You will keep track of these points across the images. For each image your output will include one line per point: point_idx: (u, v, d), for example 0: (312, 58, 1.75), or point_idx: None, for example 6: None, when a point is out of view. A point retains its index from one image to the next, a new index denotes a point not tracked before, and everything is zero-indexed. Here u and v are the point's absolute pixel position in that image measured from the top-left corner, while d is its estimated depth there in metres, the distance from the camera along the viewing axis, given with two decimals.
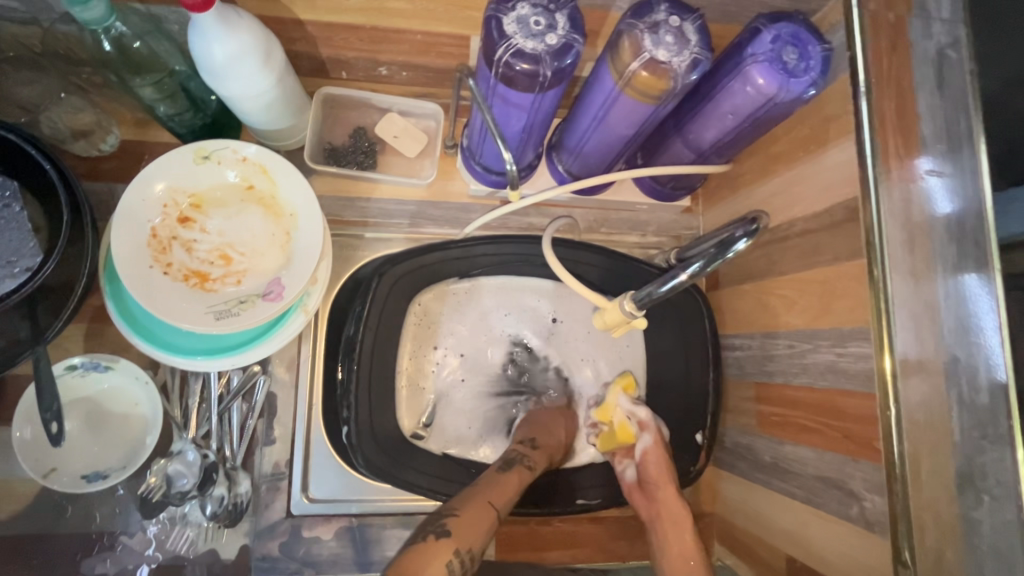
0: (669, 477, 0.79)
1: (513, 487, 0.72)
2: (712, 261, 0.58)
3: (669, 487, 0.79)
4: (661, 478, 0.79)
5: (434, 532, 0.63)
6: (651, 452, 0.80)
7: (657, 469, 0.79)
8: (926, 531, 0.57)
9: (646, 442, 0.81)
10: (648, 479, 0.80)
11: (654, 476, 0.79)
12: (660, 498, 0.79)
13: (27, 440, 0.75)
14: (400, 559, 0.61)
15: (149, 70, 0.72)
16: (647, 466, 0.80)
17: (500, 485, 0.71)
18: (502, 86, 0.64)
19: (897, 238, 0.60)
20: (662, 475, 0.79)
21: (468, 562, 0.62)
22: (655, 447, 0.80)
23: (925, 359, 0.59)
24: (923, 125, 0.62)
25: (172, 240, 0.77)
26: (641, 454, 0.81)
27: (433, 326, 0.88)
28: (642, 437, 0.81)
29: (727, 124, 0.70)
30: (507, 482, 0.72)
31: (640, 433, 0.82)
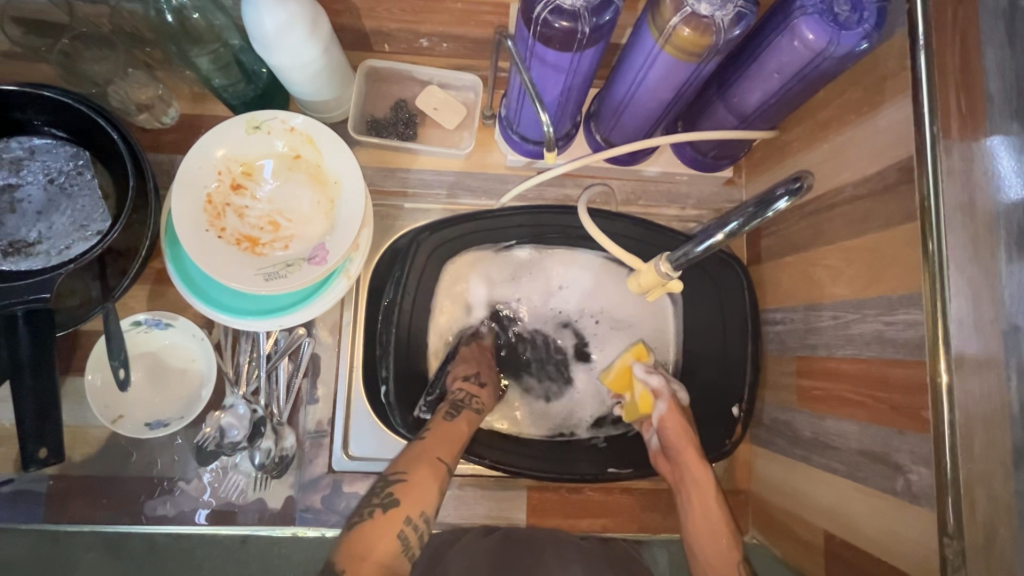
0: (690, 442, 0.78)
1: (457, 439, 0.75)
2: (751, 220, 0.56)
3: (693, 453, 0.77)
4: (683, 443, 0.78)
5: (381, 505, 0.66)
6: (669, 419, 0.78)
7: (675, 435, 0.78)
8: (976, 505, 0.54)
9: (662, 411, 0.79)
10: (670, 445, 0.78)
11: (676, 442, 0.78)
12: (686, 465, 0.77)
13: (98, 385, 0.81)
14: (354, 535, 0.64)
15: (205, 42, 0.78)
16: (669, 431, 0.78)
17: (444, 440, 0.74)
18: (540, 46, 0.64)
19: (955, 201, 0.57)
20: (683, 440, 0.78)
21: (420, 525, 0.67)
22: (671, 415, 0.79)
23: (982, 328, 0.56)
24: (989, 82, 0.57)
25: (226, 206, 0.81)
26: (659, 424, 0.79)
27: (465, 302, 0.90)
28: (658, 407, 0.79)
29: (773, 84, 0.68)
30: (453, 436, 0.75)
31: (656, 403, 0.80)
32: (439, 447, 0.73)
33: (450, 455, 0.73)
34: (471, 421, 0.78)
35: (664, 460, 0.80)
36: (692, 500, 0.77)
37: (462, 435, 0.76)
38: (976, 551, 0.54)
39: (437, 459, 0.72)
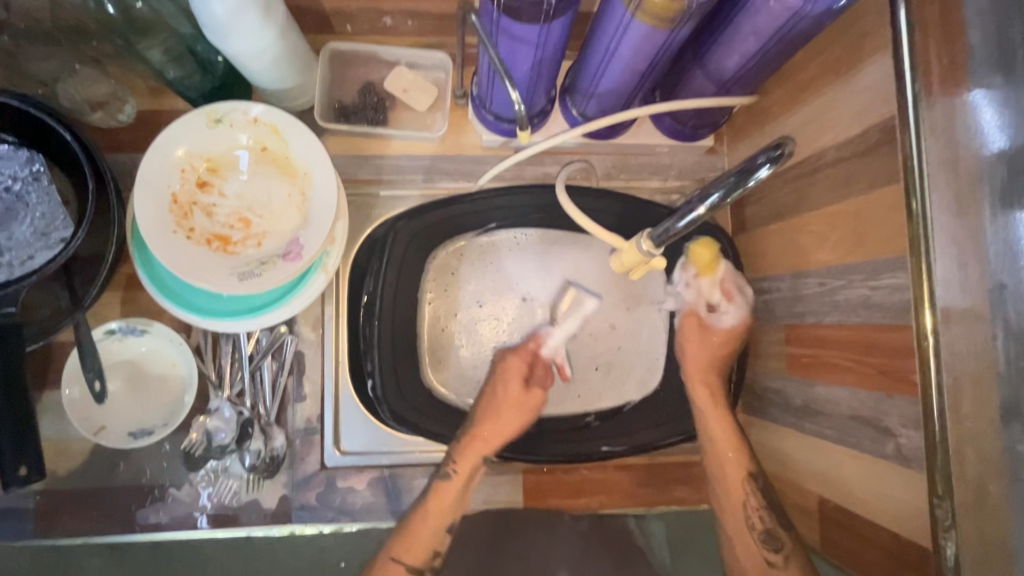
0: (706, 369, 0.83)
1: (426, 538, 0.77)
2: (733, 190, 0.55)
3: (705, 380, 0.83)
4: (700, 360, 0.84)
5: None
6: (741, 320, 0.82)
7: (732, 331, 0.82)
8: (966, 464, 0.55)
9: (739, 309, 0.82)
10: (628, 384, 0.85)
11: (651, 394, 0.85)
12: (701, 386, 0.83)
13: (76, 399, 0.80)
14: None
15: (154, 33, 0.73)
16: (731, 332, 0.82)
17: (407, 541, 0.77)
18: (505, 19, 0.61)
19: (938, 160, 0.55)
20: (716, 347, 0.83)
21: None
22: (682, 330, 0.85)
23: (968, 287, 0.56)
24: (969, 34, 0.55)
25: (193, 205, 0.78)
26: (676, 327, 0.85)
27: (454, 296, 0.87)
28: (742, 309, 0.82)
29: (750, 47, 0.65)
30: (418, 532, 0.78)
31: (744, 304, 0.82)
32: (399, 548, 0.77)
33: (411, 557, 0.76)
34: (443, 503, 0.79)
35: (617, 377, 0.85)
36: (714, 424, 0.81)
37: (428, 527, 0.78)
38: (965, 509, 0.54)
39: (395, 561, 0.76)
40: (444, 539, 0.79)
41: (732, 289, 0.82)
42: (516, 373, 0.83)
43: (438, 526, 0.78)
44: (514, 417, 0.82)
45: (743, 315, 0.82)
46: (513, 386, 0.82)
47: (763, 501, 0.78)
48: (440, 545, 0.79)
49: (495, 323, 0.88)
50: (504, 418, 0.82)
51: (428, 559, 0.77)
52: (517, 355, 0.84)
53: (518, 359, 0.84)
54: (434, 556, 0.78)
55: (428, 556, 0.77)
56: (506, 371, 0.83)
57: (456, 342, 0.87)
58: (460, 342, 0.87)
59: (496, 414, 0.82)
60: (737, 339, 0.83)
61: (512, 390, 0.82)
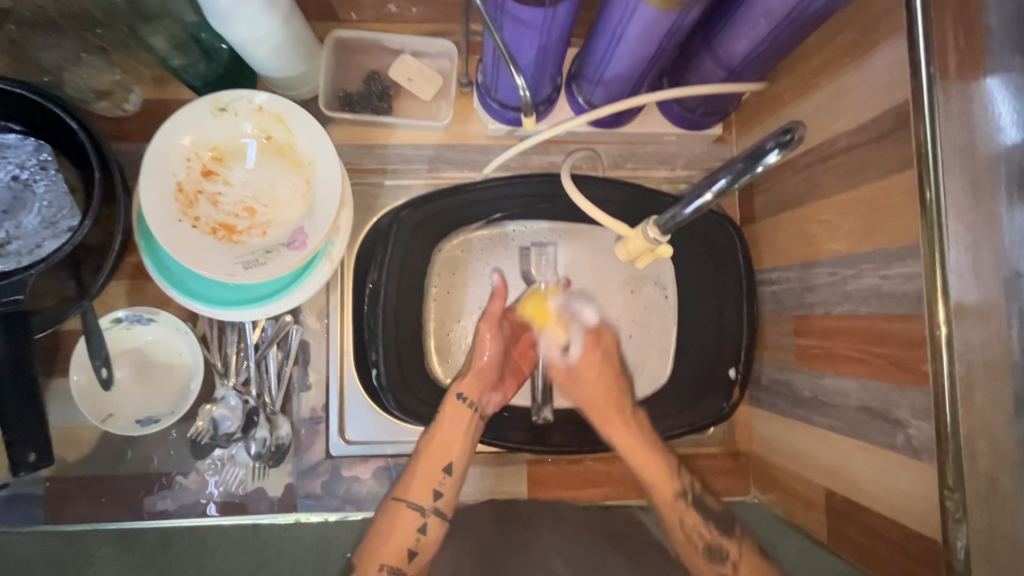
0: (608, 399, 0.82)
1: (427, 476, 0.76)
2: (740, 176, 0.54)
3: (613, 408, 0.81)
4: (603, 384, 0.82)
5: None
6: (587, 344, 0.85)
7: (586, 359, 0.84)
8: (979, 457, 0.54)
9: (579, 336, 0.85)
10: (576, 376, 0.84)
11: (590, 388, 0.82)
12: (616, 416, 0.81)
13: (84, 386, 0.80)
14: None
15: (156, 18, 0.72)
16: (581, 369, 0.83)
17: (410, 482, 0.76)
18: (511, 4, 0.60)
19: (953, 146, 0.54)
20: (592, 382, 0.82)
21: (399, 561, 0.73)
22: (590, 346, 0.84)
23: (983, 276, 0.54)
24: (987, 15, 0.54)
25: (198, 193, 0.78)
26: (578, 347, 0.85)
27: (456, 293, 0.88)
28: (581, 333, 0.86)
29: (761, 31, 0.64)
30: (422, 474, 0.76)
31: (580, 329, 0.86)
32: (400, 490, 0.77)
33: (414, 497, 0.75)
34: (436, 448, 0.77)
35: (566, 375, 0.85)
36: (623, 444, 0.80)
37: (424, 469, 0.77)
38: (977, 502, 0.54)
39: (397, 502, 0.76)
40: (445, 480, 0.77)
41: (569, 322, 0.86)
42: (489, 321, 0.82)
43: (437, 465, 0.77)
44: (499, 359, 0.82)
45: (596, 332, 0.85)
46: (490, 335, 0.81)
47: (690, 495, 0.78)
48: (443, 486, 0.76)
49: None
50: (484, 371, 0.81)
51: (432, 500, 0.76)
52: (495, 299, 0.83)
53: (498, 305, 0.83)
54: (437, 498, 0.76)
55: (432, 496, 0.76)
56: (483, 324, 0.82)
57: (463, 339, 0.88)
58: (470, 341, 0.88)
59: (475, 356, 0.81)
60: (613, 356, 0.84)
61: (490, 342, 0.81)
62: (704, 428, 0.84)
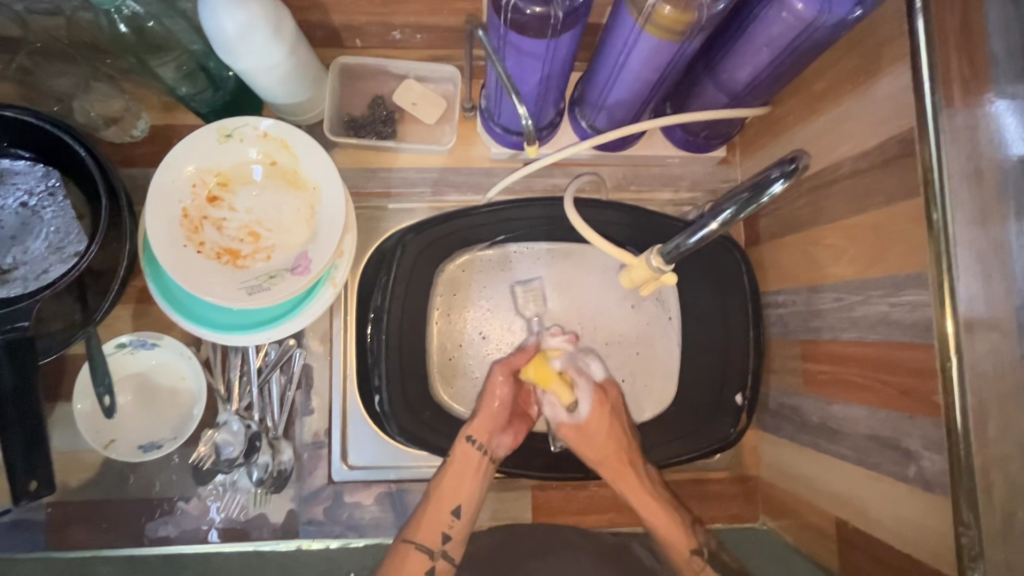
0: (620, 452, 0.78)
1: (434, 521, 0.76)
2: (746, 206, 0.54)
3: (624, 463, 0.78)
4: (608, 441, 0.78)
5: None
6: (596, 402, 0.79)
7: (596, 417, 0.79)
8: (993, 491, 0.52)
9: (588, 393, 0.80)
10: (589, 435, 0.79)
11: (601, 448, 0.78)
12: (627, 473, 0.78)
13: (88, 412, 0.80)
14: None
15: (165, 49, 0.73)
16: (591, 428, 0.78)
17: (420, 522, 0.76)
18: (513, 35, 0.61)
19: (960, 173, 0.54)
20: (598, 441, 0.78)
21: None
22: (599, 403, 0.79)
23: (996, 305, 0.53)
24: (991, 43, 0.54)
25: (203, 219, 0.78)
26: (585, 407, 0.79)
27: (455, 317, 0.87)
28: (589, 390, 0.80)
29: (763, 58, 0.64)
30: (432, 516, 0.76)
31: (589, 385, 0.80)
32: (410, 530, 0.76)
33: (423, 539, 0.74)
34: (447, 492, 0.76)
35: (576, 432, 0.79)
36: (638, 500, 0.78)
37: (434, 510, 0.76)
38: (994, 538, 0.52)
39: (406, 542, 0.75)
40: (453, 523, 0.76)
41: (575, 376, 0.81)
42: (502, 368, 0.80)
43: (444, 505, 0.76)
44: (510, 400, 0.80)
45: (603, 387, 0.81)
46: (503, 380, 0.79)
47: (707, 553, 0.77)
48: (452, 528, 0.76)
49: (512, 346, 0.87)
50: (498, 413, 0.79)
51: (440, 542, 0.75)
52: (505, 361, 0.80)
53: (517, 360, 0.80)
54: (446, 540, 0.75)
55: (440, 538, 0.75)
56: (498, 369, 0.80)
57: (464, 364, 0.87)
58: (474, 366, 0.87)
59: (487, 400, 0.79)
60: (619, 410, 0.81)
61: (502, 385, 0.79)
62: (712, 454, 0.83)
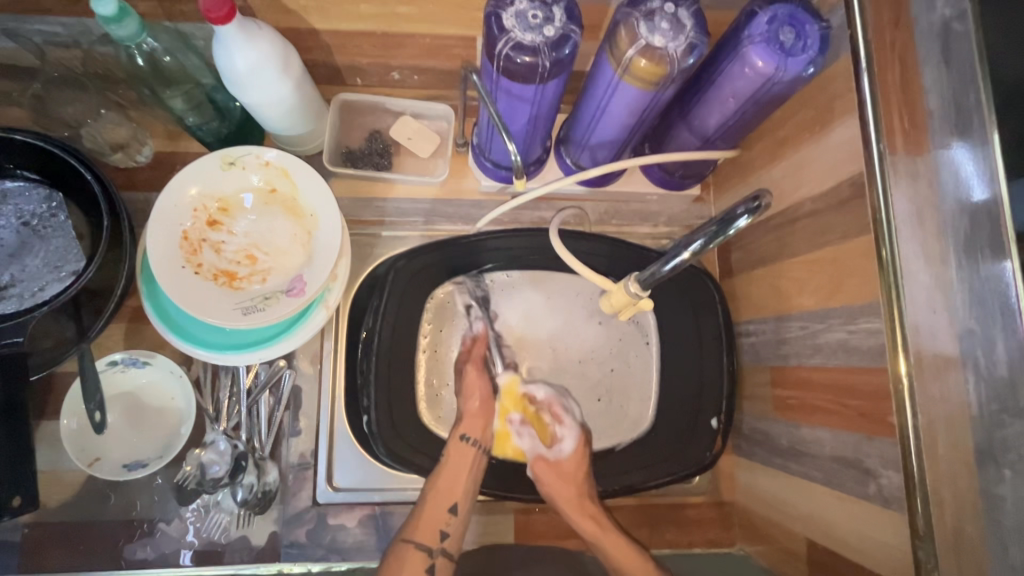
0: (582, 500, 0.81)
1: (437, 517, 0.77)
2: (714, 238, 0.59)
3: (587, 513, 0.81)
4: (573, 482, 0.82)
5: None
6: (579, 441, 0.84)
7: (575, 458, 0.83)
8: (943, 505, 0.57)
9: (572, 432, 0.85)
10: (564, 470, 0.82)
11: (564, 496, 0.81)
12: (589, 514, 0.80)
13: (74, 429, 0.80)
14: None
15: (178, 82, 0.78)
16: (569, 465, 0.83)
17: (418, 521, 0.77)
18: (504, 80, 0.67)
19: (903, 212, 0.60)
20: (572, 479, 0.82)
21: None
22: (579, 445, 0.84)
23: (938, 332, 0.59)
24: (927, 99, 0.60)
25: (202, 242, 0.81)
26: (569, 445, 0.84)
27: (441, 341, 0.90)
28: (574, 431, 0.85)
29: (729, 107, 0.71)
30: (431, 511, 0.78)
31: (572, 426, 0.85)
32: (409, 530, 0.77)
33: (421, 538, 0.76)
34: (446, 485, 0.79)
35: (551, 467, 0.82)
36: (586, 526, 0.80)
37: (433, 506, 0.78)
38: (945, 550, 0.56)
39: (405, 541, 0.76)
40: (452, 519, 0.78)
41: (557, 415, 0.86)
42: (473, 363, 0.87)
43: (444, 500, 0.78)
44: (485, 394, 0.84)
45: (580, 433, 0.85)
46: (475, 372, 0.86)
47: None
48: (450, 525, 0.78)
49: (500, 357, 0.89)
50: (485, 408, 0.84)
51: (439, 540, 0.77)
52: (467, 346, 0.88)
53: (477, 350, 0.88)
54: (443, 538, 0.77)
55: (438, 535, 0.77)
56: (469, 366, 0.86)
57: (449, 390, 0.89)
58: None
59: (473, 396, 0.84)
60: (582, 468, 0.83)
61: (483, 380, 0.85)
62: (689, 476, 0.85)
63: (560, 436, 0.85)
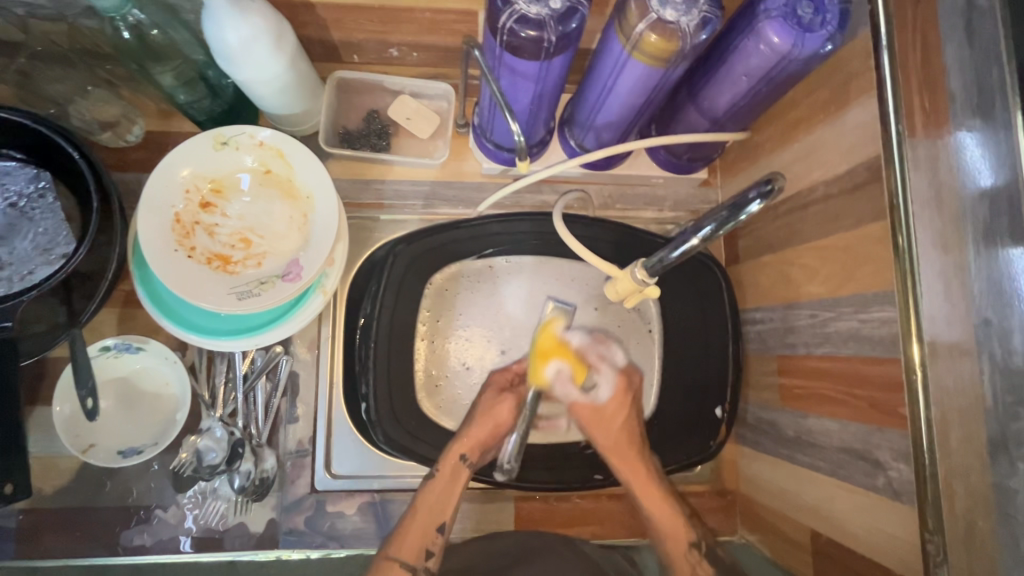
0: (626, 443, 0.78)
1: (418, 535, 0.73)
2: (725, 223, 0.56)
3: (631, 450, 0.78)
4: (619, 429, 0.79)
5: None
6: (618, 386, 0.80)
7: (615, 403, 0.80)
8: (954, 498, 0.55)
9: (609, 378, 0.81)
10: (603, 416, 0.79)
11: (612, 435, 0.79)
12: (629, 458, 0.78)
13: (67, 416, 0.79)
14: None
15: (166, 59, 0.75)
16: (608, 408, 0.79)
17: (402, 537, 0.73)
18: (507, 56, 0.64)
19: (921, 198, 0.58)
20: (614, 422, 0.79)
21: None
22: (620, 390, 0.80)
23: (954, 322, 0.57)
24: (950, 80, 0.57)
25: (195, 225, 0.79)
26: (607, 390, 0.80)
27: (442, 329, 0.88)
28: (613, 374, 0.81)
29: (742, 87, 0.68)
30: (415, 529, 0.73)
31: (612, 370, 0.82)
32: (392, 547, 0.73)
33: (405, 556, 0.72)
34: (431, 503, 0.75)
35: (590, 413, 0.79)
36: (625, 472, 0.78)
37: (419, 525, 0.74)
38: (955, 544, 0.55)
39: (389, 560, 0.71)
40: (438, 538, 0.74)
41: (597, 363, 0.82)
42: (513, 394, 0.80)
43: (428, 523, 0.74)
44: (501, 421, 0.78)
45: (626, 373, 0.82)
46: (508, 402, 0.79)
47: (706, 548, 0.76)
48: (435, 545, 0.73)
49: (497, 334, 0.88)
50: (491, 432, 0.78)
51: (423, 558, 0.72)
52: (501, 371, 0.83)
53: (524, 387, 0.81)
54: (428, 556, 0.73)
55: (422, 554, 0.72)
56: (499, 393, 0.80)
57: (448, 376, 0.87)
58: (460, 373, 0.87)
59: (487, 419, 0.78)
60: (626, 418, 0.79)
61: (512, 412, 0.79)
62: (693, 466, 0.85)
63: (595, 382, 0.81)
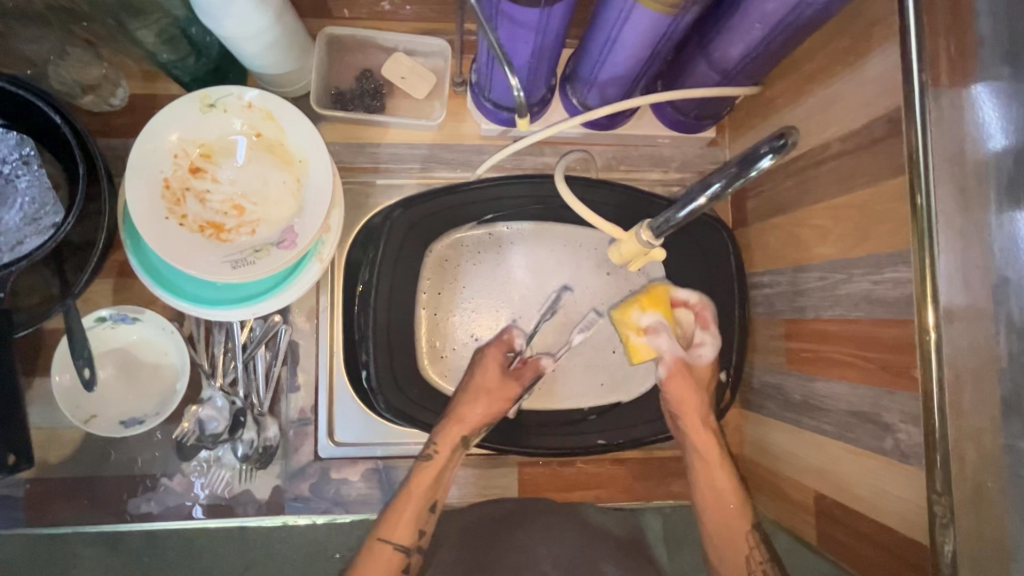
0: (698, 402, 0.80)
1: (409, 520, 0.74)
2: (735, 180, 0.54)
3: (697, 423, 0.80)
4: (701, 386, 0.81)
5: None
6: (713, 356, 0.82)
7: (709, 365, 0.82)
8: (965, 460, 0.54)
9: (711, 344, 0.82)
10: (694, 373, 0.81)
11: (690, 390, 0.80)
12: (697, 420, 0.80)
13: (67, 386, 0.79)
14: None
15: (147, 15, 0.71)
16: (702, 368, 0.81)
17: (395, 520, 0.74)
18: (505, 3, 0.60)
19: (944, 152, 0.54)
20: (702, 386, 0.80)
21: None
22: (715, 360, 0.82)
23: (972, 282, 0.55)
24: (979, 24, 0.55)
25: (186, 191, 0.77)
26: (707, 352, 0.81)
27: (444, 296, 0.86)
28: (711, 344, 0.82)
29: (755, 36, 0.64)
30: (407, 512, 0.75)
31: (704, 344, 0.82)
32: (385, 529, 0.74)
33: (398, 539, 0.73)
34: (424, 484, 0.76)
35: (686, 368, 0.80)
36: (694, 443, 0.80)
37: (412, 507, 0.75)
38: (963, 505, 0.54)
39: (382, 542, 0.73)
40: (430, 518, 0.75)
41: (698, 324, 0.82)
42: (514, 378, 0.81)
43: (420, 505, 0.75)
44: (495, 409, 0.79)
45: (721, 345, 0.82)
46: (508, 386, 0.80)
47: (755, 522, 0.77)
48: (427, 525, 0.75)
49: (502, 301, 0.87)
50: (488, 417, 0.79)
51: (415, 540, 0.74)
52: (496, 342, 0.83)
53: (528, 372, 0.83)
54: (420, 537, 0.75)
55: (415, 536, 0.74)
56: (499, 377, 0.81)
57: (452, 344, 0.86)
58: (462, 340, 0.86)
59: (486, 402, 0.79)
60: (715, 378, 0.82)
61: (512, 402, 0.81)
62: None
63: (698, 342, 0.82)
